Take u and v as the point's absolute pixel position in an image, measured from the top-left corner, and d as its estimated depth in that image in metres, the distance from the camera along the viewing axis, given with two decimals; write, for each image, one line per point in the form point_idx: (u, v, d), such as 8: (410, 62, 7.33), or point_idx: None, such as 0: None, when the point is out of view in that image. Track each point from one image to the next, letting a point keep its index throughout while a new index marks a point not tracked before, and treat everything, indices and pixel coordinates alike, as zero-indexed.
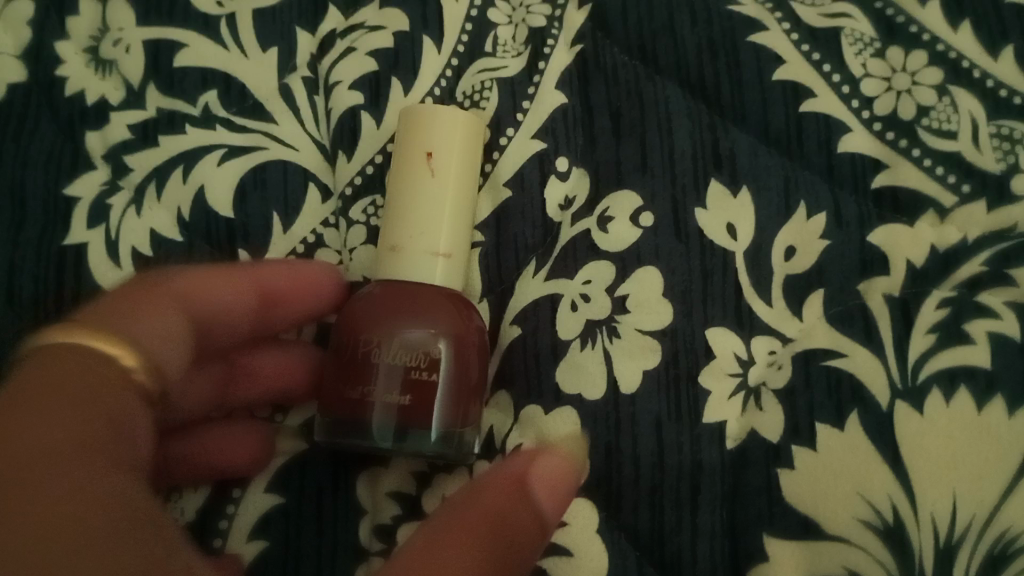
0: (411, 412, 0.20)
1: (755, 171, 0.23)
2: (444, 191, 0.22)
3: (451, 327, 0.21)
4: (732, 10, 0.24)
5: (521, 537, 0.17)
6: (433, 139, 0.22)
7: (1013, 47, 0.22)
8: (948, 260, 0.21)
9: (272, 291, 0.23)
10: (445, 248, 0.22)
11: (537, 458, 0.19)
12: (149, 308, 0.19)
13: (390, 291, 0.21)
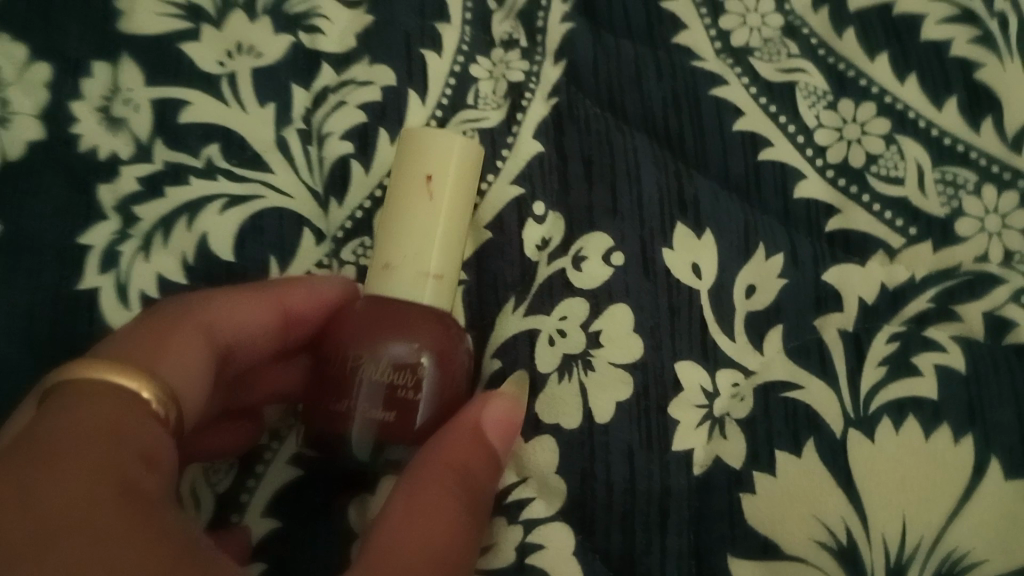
0: (391, 428, 0.21)
1: (717, 215, 0.24)
2: (438, 214, 0.23)
3: (436, 345, 0.22)
4: (696, 66, 0.26)
5: (480, 476, 0.20)
6: (432, 162, 0.23)
7: (956, 98, 0.24)
8: (897, 296, 0.23)
9: (291, 312, 0.24)
10: (436, 269, 0.23)
11: (489, 403, 0.21)
12: (167, 342, 0.21)
13: (378, 306, 0.22)
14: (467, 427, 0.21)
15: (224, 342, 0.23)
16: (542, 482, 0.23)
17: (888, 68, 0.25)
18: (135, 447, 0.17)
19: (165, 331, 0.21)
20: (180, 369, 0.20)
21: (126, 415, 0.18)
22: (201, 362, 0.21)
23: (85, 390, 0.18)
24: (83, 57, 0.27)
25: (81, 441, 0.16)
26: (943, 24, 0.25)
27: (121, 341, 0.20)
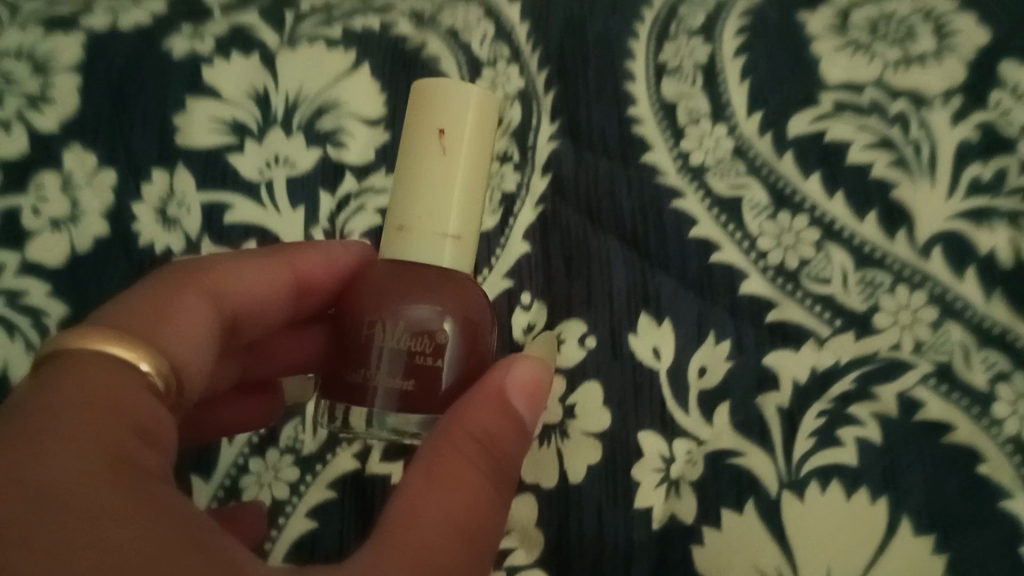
0: (411, 392, 0.25)
1: (675, 307, 0.29)
2: (452, 167, 0.26)
3: (450, 307, 0.25)
4: (659, 182, 0.30)
5: (505, 440, 0.22)
6: (444, 120, 0.26)
7: (876, 212, 0.29)
8: (825, 378, 0.27)
9: (307, 276, 0.29)
10: (453, 229, 0.26)
11: (513, 367, 0.24)
12: (176, 306, 0.23)
13: (393, 272, 0.26)
14: (492, 395, 0.23)
15: (233, 306, 0.26)
16: (524, 534, 0.28)
17: (819, 187, 0.29)
18: (135, 426, 0.19)
19: (170, 300, 0.23)
20: (192, 337, 0.23)
21: (125, 392, 0.19)
22: (190, 329, 0.23)
23: (89, 362, 0.19)
24: (144, 165, 0.32)
25: (84, 430, 0.18)
26: (867, 149, 0.30)
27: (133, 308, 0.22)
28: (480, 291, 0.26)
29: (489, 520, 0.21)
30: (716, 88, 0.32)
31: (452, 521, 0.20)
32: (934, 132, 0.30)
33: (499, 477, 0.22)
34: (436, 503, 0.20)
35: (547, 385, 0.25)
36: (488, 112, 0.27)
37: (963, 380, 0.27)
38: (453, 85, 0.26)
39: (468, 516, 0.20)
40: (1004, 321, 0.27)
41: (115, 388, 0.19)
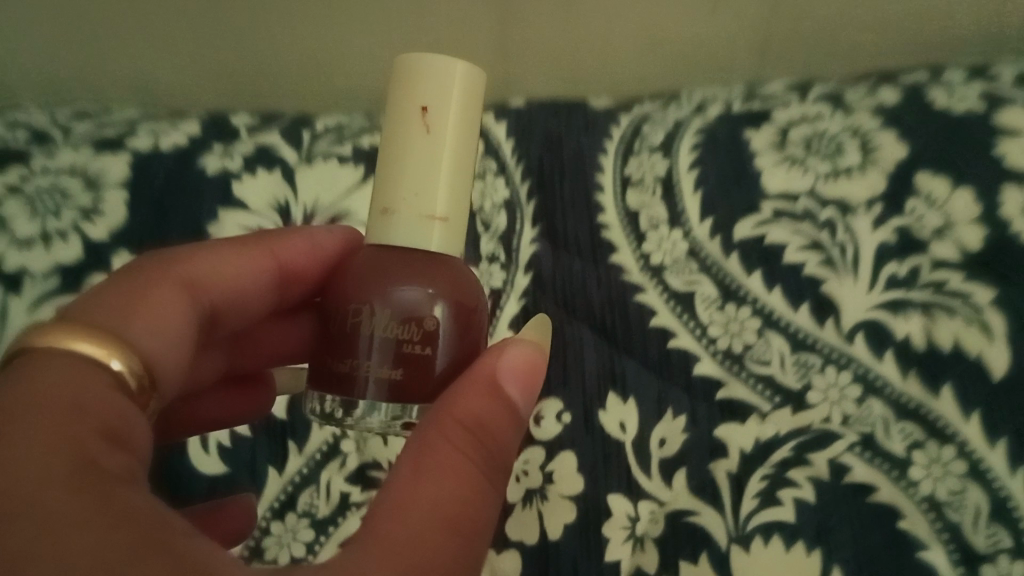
0: (400, 381, 0.24)
1: (639, 386, 0.34)
2: (437, 145, 0.26)
3: (441, 291, 0.25)
4: (625, 278, 0.36)
5: (496, 426, 0.22)
6: (426, 95, 0.26)
7: (808, 303, 0.34)
8: (768, 446, 0.32)
9: (288, 263, 0.31)
10: (440, 212, 0.26)
11: (507, 353, 0.24)
12: (151, 297, 0.24)
13: (381, 258, 0.26)
14: (483, 382, 0.23)
15: (215, 296, 0.28)
16: None
17: (759, 283, 0.35)
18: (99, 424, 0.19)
19: (139, 291, 0.24)
20: (165, 332, 0.24)
21: (88, 387, 0.20)
22: (166, 321, 0.24)
23: (52, 357, 0.20)
24: None
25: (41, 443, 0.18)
26: (800, 250, 0.35)
27: (88, 302, 0.23)
28: (471, 276, 0.27)
29: (479, 510, 0.20)
30: (673, 197, 0.37)
31: (444, 516, 0.19)
32: (858, 236, 0.35)
33: (491, 466, 0.22)
34: (421, 500, 0.20)
35: (537, 369, 0.25)
36: (476, 91, 0.27)
37: (883, 447, 0.31)
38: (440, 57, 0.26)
39: (456, 508, 0.20)
40: (918, 397, 0.32)
41: (75, 386, 0.20)
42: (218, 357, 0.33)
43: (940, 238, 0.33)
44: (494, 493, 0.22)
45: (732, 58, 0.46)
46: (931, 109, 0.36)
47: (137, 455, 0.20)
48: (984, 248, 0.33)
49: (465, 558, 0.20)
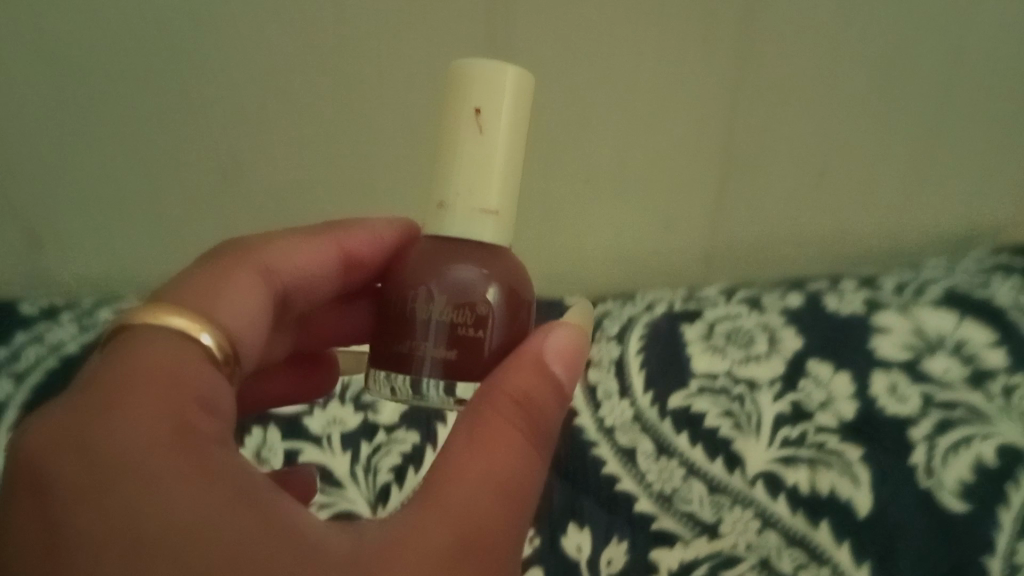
0: (452, 354, 0.33)
1: (593, 518, 0.46)
2: (488, 141, 0.34)
3: (490, 274, 0.33)
4: (584, 435, 0.49)
5: (542, 401, 0.30)
6: (479, 99, 0.34)
7: (721, 458, 0.45)
8: (689, 566, 0.44)
9: (351, 251, 0.40)
10: (492, 205, 0.35)
11: (548, 339, 0.32)
12: (235, 292, 0.33)
13: (442, 244, 0.34)
14: (530, 363, 0.30)
15: (288, 284, 0.38)
16: None
17: (685, 440, 0.46)
18: (195, 396, 0.27)
19: (227, 284, 0.33)
20: (249, 312, 0.33)
21: (185, 365, 0.28)
22: (248, 303, 0.34)
23: (154, 346, 0.28)
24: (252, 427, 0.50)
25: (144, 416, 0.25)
26: (718, 416, 0.46)
27: (191, 288, 0.32)
28: (510, 254, 0.35)
29: (524, 470, 0.28)
30: (624, 376, 0.50)
31: (494, 478, 0.27)
32: (760, 407, 0.46)
33: (537, 433, 0.29)
34: (477, 465, 0.27)
35: (577, 350, 0.32)
36: (528, 90, 0.35)
37: (775, 566, 0.43)
38: (502, 67, 0.34)
39: (509, 471, 0.28)
40: (802, 528, 0.43)
41: (180, 359, 0.28)
42: (287, 339, 0.44)
43: (823, 409, 0.45)
44: (539, 453, 0.29)
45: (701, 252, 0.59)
46: (824, 311, 0.49)
47: (221, 407, 0.28)
48: (855, 418, 0.44)
49: (512, 510, 0.27)
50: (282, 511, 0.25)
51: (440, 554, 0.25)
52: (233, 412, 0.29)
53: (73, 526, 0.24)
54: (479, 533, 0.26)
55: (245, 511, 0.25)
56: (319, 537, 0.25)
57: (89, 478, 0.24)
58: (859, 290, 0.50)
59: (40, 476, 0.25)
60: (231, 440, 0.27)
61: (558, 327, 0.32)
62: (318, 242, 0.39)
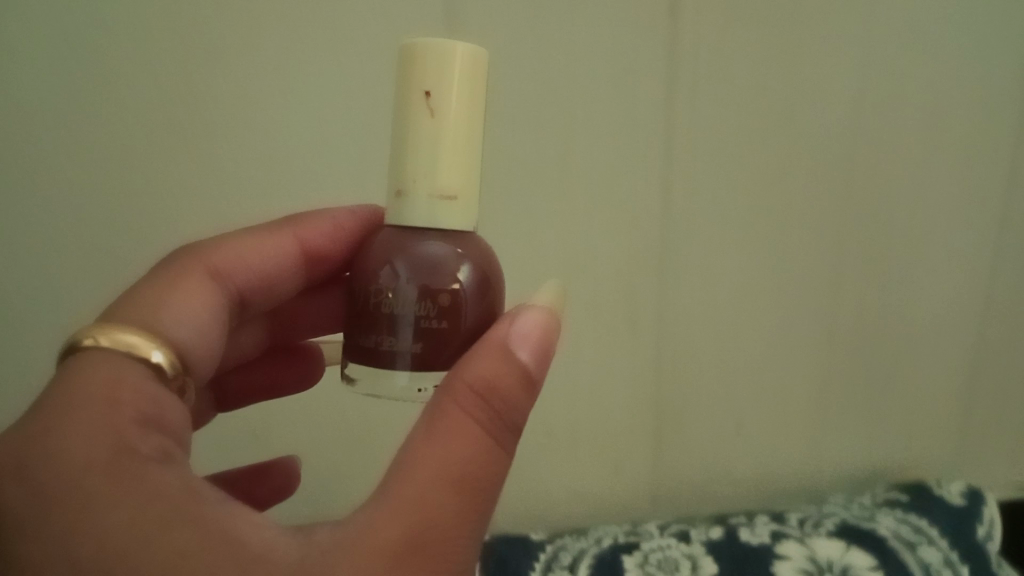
0: (421, 349, 0.29)
1: None
2: (440, 126, 0.30)
3: (462, 253, 0.30)
4: None
5: (507, 389, 0.25)
6: (427, 82, 0.29)
7: None
8: None
9: (314, 244, 0.38)
10: (453, 189, 0.30)
11: (518, 321, 0.27)
12: (185, 298, 0.32)
13: (401, 234, 0.30)
14: (493, 347, 0.26)
15: (245, 285, 0.36)
16: None
17: None
18: (138, 412, 0.25)
19: (176, 292, 0.32)
20: (196, 322, 0.31)
21: (129, 383, 0.26)
22: (199, 310, 0.32)
23: (107, 363, 0.26)
24: None
25: (87, 434, 0.24)
26: None
27: (134, 301, 0.30)
28: (476, 237, 0.32)
29: (486, 468, 0.24)
30: None
31: (447, 478, 0.24)
32: None
33: (504, 428, 0.25)
34: (428, 465, 0.24)
35: (550, 332, 0.27)
36: (484, 71, 0.30)
37: None
38: (454, 47, 0.29)
39: (465, 467, 0.24)
40: None
41: (126, 382, 0.26)
42: (252, 337, 0.43)
43: None
44: (506, 451, 0.25)
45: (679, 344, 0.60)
46: (739, 542, 0.61)
47: (170, 423, 0.26)
48: None
49: (469, 512, 0.24)
50: (238, 520, 0.24)
51: (381, 556, 0.22)
52: (186, 427, 0.28)
53: (28, 552, 0.23)
54: (432, 541, 0.23)
55: (198, 526, 0.23)
56: (280, 547, 0.23)
57: (41, 499, 0.23)
58: (768, 524, 0.62)
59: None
60: (180, 456, 0.26)
61: (532, 308, 0.28)
62: (279, 234, 0.38)
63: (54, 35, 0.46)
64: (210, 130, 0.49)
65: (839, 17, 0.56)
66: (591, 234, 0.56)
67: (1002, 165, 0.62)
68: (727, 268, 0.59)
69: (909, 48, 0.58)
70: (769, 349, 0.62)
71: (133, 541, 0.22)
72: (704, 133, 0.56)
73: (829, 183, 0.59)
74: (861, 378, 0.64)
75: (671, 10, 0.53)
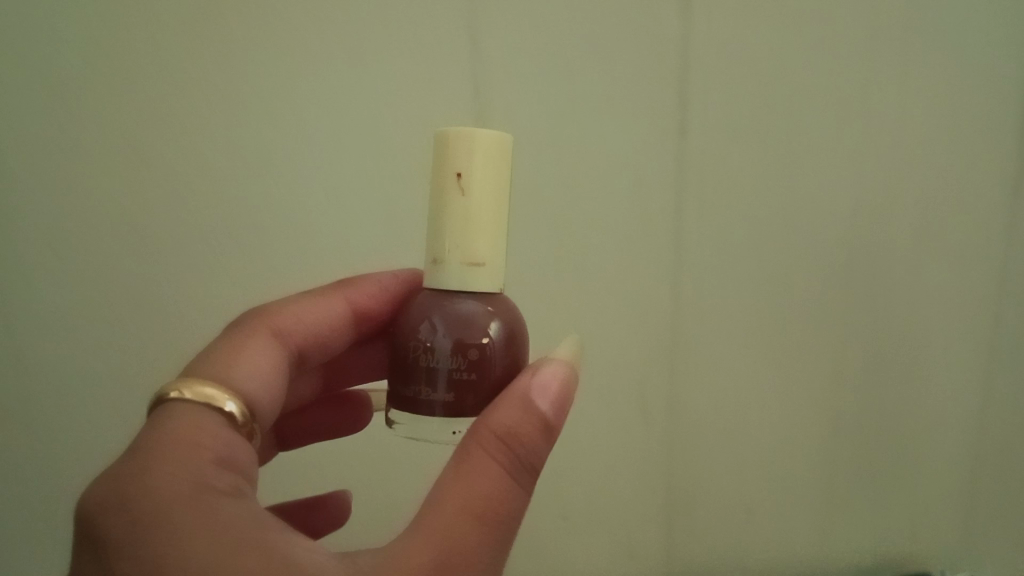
0: (453, 397, 0.33)
1: None
2: (470, 202, 0.34)
3: (492, 311, 0.34)
4: None
5: (526, 435, 0.29)
6: (458, 164, 0.34)
7: None
8: None
9: (362, 304, 0.43)
10: (481, 257, 0.35)
11: (538, 376, 0.30)
12: (251, 358, 0.36)
13: (437, 296, 0.35)
14: (515, 398, 0.29)
15: (303, 342, 0.40)
16: None
17: None
18: (216, 454, 0.29)
19: (244, 353, 0.36)
20: (262, 378, 0.35)
21: (207, 431, 0.30)
22: (263, 368, 0.36)
23: (189, 412, 0.30)
24: None
25: (175, 470, 0.28)
26: None
27: (210, 361, 0.34)
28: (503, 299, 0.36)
29: (505, 504, 0.28)
30: None
31: (470, 511, 0.27)
32: None
33: (522, 467, 0.28)
34: (454, 500, 0.27)
35: (568, 385, 0.31)
36: (509, 152, 0.35)
37: None
38: (480, 133, 0.34)
39: (483, 500, 0.27)
40: None
41: (205, 430, 0.30)
42: (303, 387, 0.47)
43: None
44: (524, 489, 0.28)
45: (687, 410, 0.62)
46: None
47: (241, 465, 0.30)
48: None
49: (488, 541, 0.27)
50: (299, 550, 0.27)
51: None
52: (254, 471, 0.31)
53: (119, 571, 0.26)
54: (455, 567, 0.26)
55: (263, 552, 0.26)
56: (334, 571, 0.26)
57: (132, 524, 0.26)
58: None
59: (91, 521, 0.27)
60: (251, 494, 0.29)
61: (552, 364, 0.31)
62: (330, 296, 0.42)
63: (136, 131, 0.54)
64: (261, 231, 0.56)
65: (841, 120, 0.59)
66: (605, 315, 0.60)
67: (1017, 278, 0.63)
68: (734, 363, 0.62)
69: (919, 163, 0.60)
70: (779, 444, 0.63)
71: (209, 561, 0.25)
72: (710, 215, 0.59)
73: (838, 289, 0.61)
74: (874, 479, 0.65)
75: (679, 126, 0.58)
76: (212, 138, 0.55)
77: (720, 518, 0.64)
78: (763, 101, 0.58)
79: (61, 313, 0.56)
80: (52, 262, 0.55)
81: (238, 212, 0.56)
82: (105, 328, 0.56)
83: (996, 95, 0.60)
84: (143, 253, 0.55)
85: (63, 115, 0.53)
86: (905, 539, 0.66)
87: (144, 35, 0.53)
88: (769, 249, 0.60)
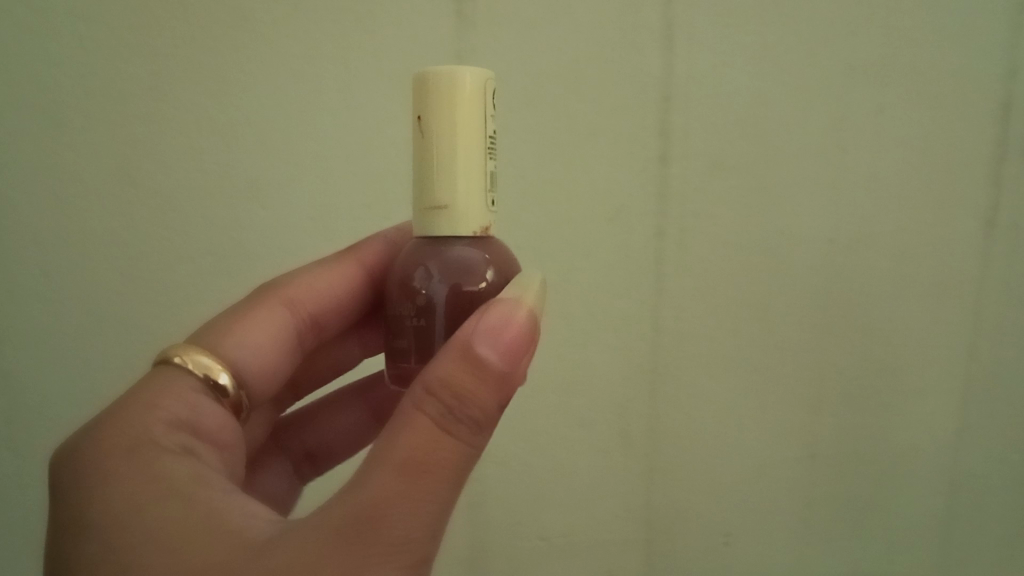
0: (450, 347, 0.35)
1: None
2: (427, 146, 0.36)
3: (488, 258, 0.36)
4: None
5: (461, 386, 0.29)
6: (418, 109, 0.36)
7: None
8: None
9: (369, 261, 0.46)
10: (442, 201, 0.36)
11: (481, 322, 0.31)
12: (253, 328, 0.41)
13: (431, 243, 0.36)
14: (454, 348, 0.30)
15: (314, 309, 0.44)
16: None
17: None
18: (170, 413, 0.34)
19: (249, 324, 0.41)
20: (258, 347, 0.41)
21: (169, 394, 0.35)
22: (263, 337, 0.41)
23: (158, 379, 0.36)
24: None
25: (125, 424, 0.32)
26: None
27: (217, 330, 0.40)
28: (499, 244, 0.37)
29: (435, 455, 0.29)
30: None
31: (394, 464, 0.28)
32: None
33: (456, 418, 0.29)
34: (384, 454, 0.29)
35: (520, 328, 0.31)
36: (474, 90, 0.36)
37: None
38: (439, 73, 0.35)
39: (413, 453, 0.29)
40: None
41: (166, 393, 0.35)
42: (330, 359, 0.52)
43: None
44: (463, 438, 0.29)
45: (665, 424, 0.62)
46: None
47: (196, 425, 0.34)
48: None
49: (418, 490, 0.28)
50: (227, 497, 0.30)
51: (328, 527, 0.27)
52: (216, 431, 0.35)
53: (65, 509, 0.31)
54: (375, 516, 0.27)
55: (187, 493, 0.30)
56: (261, 519, 0.29)
57: (82, 470, 0.31)
58: None
59: (57, 466, 0.33)
60: (200, 453, 0.33)
61: (504, 307, 0.31)
62: (338, 261, 0.46)
63: (116, 132, 0.55)
64: (247, 251, 0.57)
65: (821, 139, 0.60)
66: (584, 322, 0.60)
67: (995, 305, 0.64)
68: (713, 392, 0.62)
69: (894, 198, 0.61)
70: (757, 460, 0.63)
71: (132, 501, 0.29)
72: (691, 226, 0.59)
73: (816, 320, 0.62)
74: (849, 505, 0.65)
75: (660, 156, 0.58)
76: (201, 160, 0.56)
77: (695, 546, 0.64)
78: (742, 117, 0.58)
79: (39, 328, 0.57)
80: (39, 281, 0.56)
81: (225, 231, 0.57)
82: (91, 347, 0.58)
83: (974, 120, 0.61)
84: (124, 264, 0.57)
85: (54, 137, 0.54)
86: (880, 567, 0.67)
87: (135, 59, 0.54)
88: (749, 279, 0.60)
